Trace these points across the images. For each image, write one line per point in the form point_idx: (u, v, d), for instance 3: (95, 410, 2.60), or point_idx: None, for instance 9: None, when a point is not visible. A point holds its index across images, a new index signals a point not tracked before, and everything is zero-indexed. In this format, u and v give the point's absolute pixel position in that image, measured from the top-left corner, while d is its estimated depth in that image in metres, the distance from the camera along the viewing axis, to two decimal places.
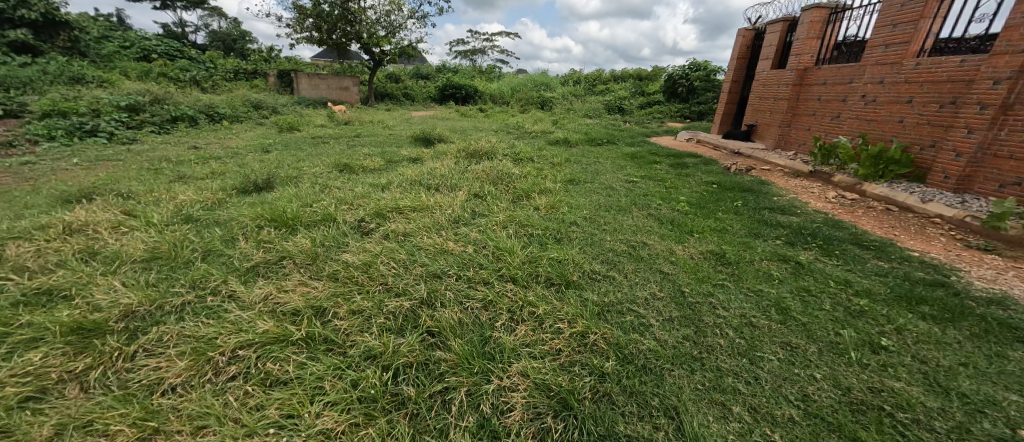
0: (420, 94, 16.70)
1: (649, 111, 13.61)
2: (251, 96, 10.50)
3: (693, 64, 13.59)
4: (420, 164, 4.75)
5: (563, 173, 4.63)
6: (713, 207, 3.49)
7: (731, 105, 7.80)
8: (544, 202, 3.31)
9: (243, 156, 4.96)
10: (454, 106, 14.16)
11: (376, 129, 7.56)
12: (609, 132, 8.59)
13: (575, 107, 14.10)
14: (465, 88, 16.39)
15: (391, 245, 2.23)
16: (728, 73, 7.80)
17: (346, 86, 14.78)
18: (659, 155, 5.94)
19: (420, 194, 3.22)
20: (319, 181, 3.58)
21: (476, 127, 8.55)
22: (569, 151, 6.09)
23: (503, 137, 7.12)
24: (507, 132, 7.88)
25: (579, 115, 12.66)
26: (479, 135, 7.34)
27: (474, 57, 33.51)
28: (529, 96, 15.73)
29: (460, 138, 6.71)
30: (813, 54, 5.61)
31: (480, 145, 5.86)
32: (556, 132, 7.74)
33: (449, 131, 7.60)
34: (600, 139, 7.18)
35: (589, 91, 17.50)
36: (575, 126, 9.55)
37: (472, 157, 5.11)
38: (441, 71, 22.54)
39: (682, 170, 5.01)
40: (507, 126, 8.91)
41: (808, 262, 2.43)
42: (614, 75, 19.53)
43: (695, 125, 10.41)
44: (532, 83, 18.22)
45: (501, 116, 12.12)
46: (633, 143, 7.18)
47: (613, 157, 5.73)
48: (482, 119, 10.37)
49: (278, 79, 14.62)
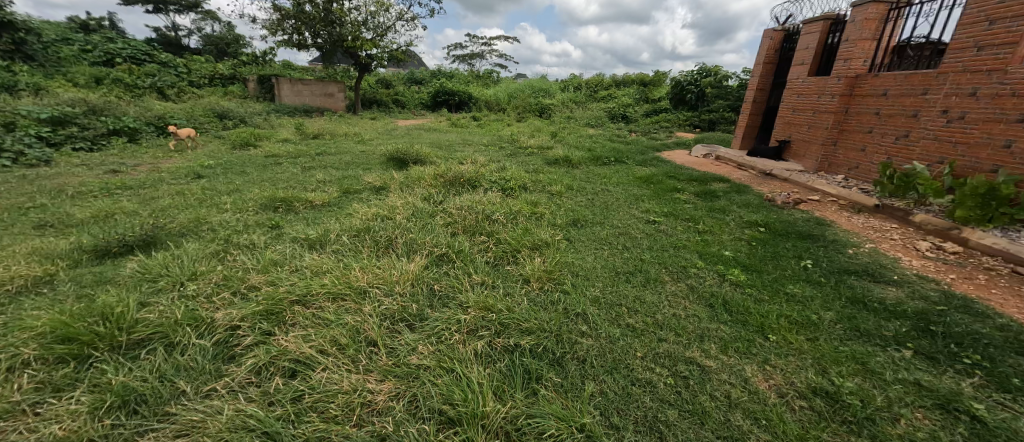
0: (411, 101, 15.75)
1: (655, 120, 12.61)
2: (221, 105, 9.56)
3: (702, 69, 12.62)
4: (383, 197, 3.75)
5: (562, 209, 3.66)
6: (773, 270, 2.50)
7: (756, 117, 6.80)
8: (536, 269, 2.32)
9: (163, 184, 3.97)
10: (446, 114, 13.20)
11: (349, 144, 6.60)
12: (614, 147, 7.62)
13: (575, 115, 13.13)
14: (459, 94, 15.42)
15: (254, 407, 1.23)
16: (751, 80, 6.81)
17: (331, 92, 13.86)
18: (678, 179, 4.96)
19: (358, 259, 2.23)
20: (229, 232, 2.61)
21: (465, 141, 7.58)
22: (570, 173, 5.13)
23: (493, 155, 6.15)
24: (498, 148, 6.91)
25: (580, 124, 11.71)
26: (466, 151, 6.38)
27: (472, 61, 32.70)
28: (527, 104, 14.75)
29: (443, 157, 5.74)
30: (867, 59, 4.63)
31: (464, 167, 4.89)
32: (554, 148, 6.78)
33: (432, 146, 6.63)
34: (605, 156, 6.21)
35: (591, 97, 16.51)
36: (576, 138, 8.58)
37: (450, 185, 4.14)
38: (436, 76, 21.56)
39: (710, 203, 4.03)
40: (500, 140, 7.95)
41: (987, 412, 1.42)
42: (616, 80, 18.59)
43: (708, 137, 9.43)
44: (530, 88, 17.26)
45: (496, 125, 11.16)
46: (644, 161, 6.21)
47: (623, 182, 4.76)
48: (474, 131, 9.40)
49: (258, 84, 13.64)
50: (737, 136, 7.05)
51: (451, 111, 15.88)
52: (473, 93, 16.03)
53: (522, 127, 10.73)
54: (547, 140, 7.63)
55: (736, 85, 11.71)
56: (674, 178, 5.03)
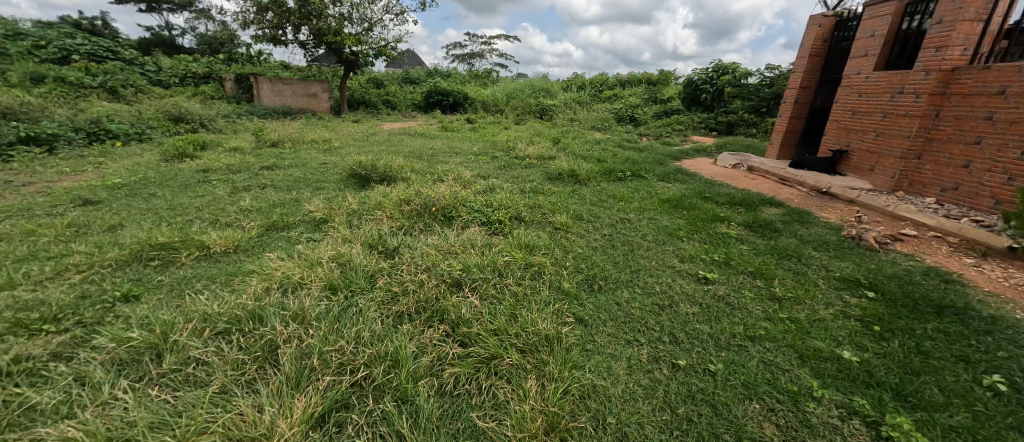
0: (403, 102, 14.71)
1: (666, 123, 11.52)
2: (183, 106, 8.55)
3: (719, 67, 11.48)
4: (317, 237, 2.69)
5: (570, 257, 2.58)
6: (950, 404, 1.42)
7: (797, 121, 5.72)
8: (529, 418, 1.25)
9: (23, 215, 2.92)
10: (438, 116, 12.14)
11: (312, 152, 5.54)
12: (627, 155, 6.54)
13: (579, 116, 12.05)
14: (453, 94, 14.35)
15: None
16: (792, 78, 5.72)
17: (314, 92, 12.84)
18: (715, 201, 3.88)
19: (183, 419, 1.15)
20: (10, 325, 1.54)
21: (452, 148, 6.52)
22: (577, 194, 4.04)
23: (482, 168, 5.08)
24: (490, 158, 5.85)
25: (584, 127, 10.63)
26: (450, 163, 5.33)
27: (471, 61, 31.62)
28: (526, 104, 13.69)
29: (419, 172, 4.68)
30: (969, 46, 3.55)
31: (440, 188, 3.82)
32: (556, 158, 5.71)
33: (410, 156, 5.57)
34: (618, 168, 5.14)
35: (595, 97, 15.41)
36: (582, 144, 7.51)
37: (416, 216, 3.07)
38: (431, 75, 20.52)
39: (772, 241, 2.95)
40: (493, 146, 6.89)
41: None
42: (621, 79, 17.50)
43: (729, 143, 8.35)
44: (530, 88, 16.19)
45: (491, 129, 10.11)
46: (665, 174, 5.13)
47: (646, 207, 3.68)
48: (465, 136, 8.35)
49: (236, 84, 12.62)
50: (773, 144, 5.97)
51: (445, 112, 14.83)
52: (469, 93, 14.96)
53: (520, 131, 9.68)
54: (547, 147, 6.56)
55: (757, 84, 10.59)
56: (711, 199, 3.94)
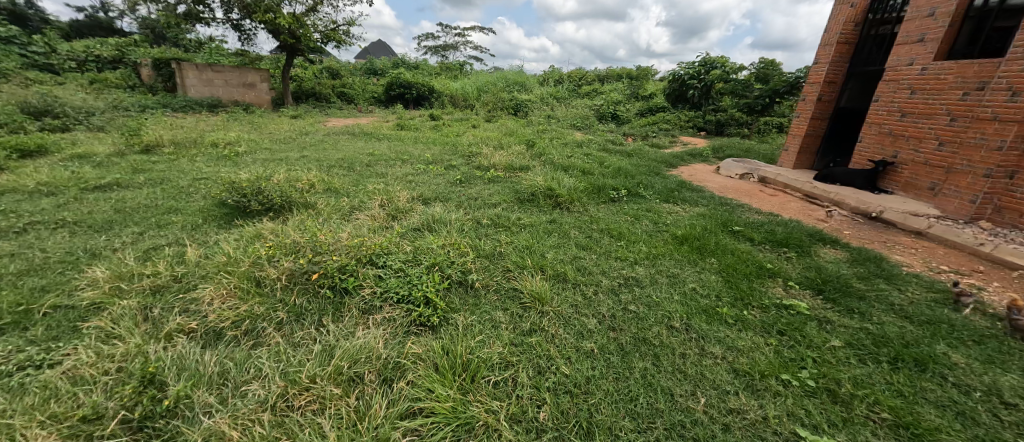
0: (360, 94, 13.10)
1: (651, 123, 10.52)
2: (61, 95, 6.77)
3: (708, 61, 10.52)
4: (45, 360, 1.34)
5: (548, 392, 1.36)
6: None
7: (818, 124, 4.73)
8: None
9: None
10: (398, 112, 10.71)
11: (196, 161, 4.06)
12: (615, 162, 5.39)
13: (556, 113, 10.87)
14: (417, 87, 12.81)
15: None
16: (812, 71, 4.71)
17: (252, 82, 11.07)
18: (751, 238, 2.75)
19: None
20: None
21: (398, 154, 5.16)
22: (558, 230, 2.83)
23: (429, 185, 3.79)
24: (446, 168, 4.54)
25: (562, 126, 9.48)
26: (388, 177, 4.00)
27: (443, 52, 29.91)
28: (499, 99, 12.36)
29: (337, 194, 3.34)
30: None
31: (350, 228, 2.50)
32: (529, 168, 4.48)
33: (338, 167, 4.20)
34: (610, 182, 3.95)
35: (573, 93, 14.24)
36: (561, 148, 6.32)
37: (280, 293, 1.76)
38: (396, 66, 18.78)
39: (872, 324, 1.83)
40: (453, 150, 5.58)
41: None
42: (600, 74, 16.49)
43: (726, 147, 7.36)
44: (504, 80, 14.89)
45: (456, 127, 8.76)
46: (668, 191, 4.01)
47: (657, 252, 2.52)
48: (423, 136, 7.02)
49: (154, 70, 10.69)
50: (788, 150, 4.96)
51: (408, 107, 13.31)
52: (435, 86, 13.48)
53: (489, 130, 8.42)
54: (519, 153, 5.33)
55: (748, 79, 9.75)
56: (743, 235, 2.81)
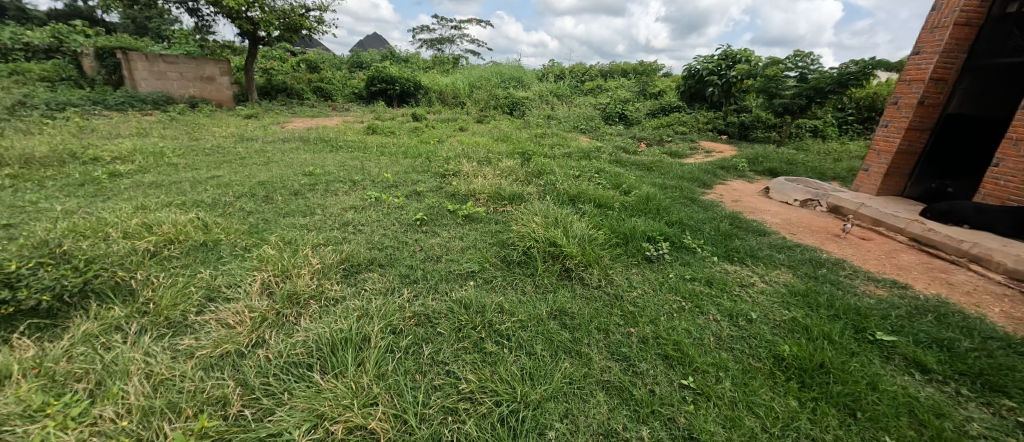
0: (338, 90, 11.76)
1: (664, 125, 9.27)
2: None
3: (729, 54, 9.25)
4: None
5: None
6: None
7: (916, 137, 3.50)
8: None
9: None
10: (378, 111, 9.43)
11: (36, 190, 2.79)
12: (636, 183, 4.17)
13: (557, 113, 9.59)
14: (401, 82, 11.46)
15: None
16: (911, 65, 3.47)
17: (211, 76, 9.71)
18: (923, 363, 1.51)
19: None
20: None
21: (351, 172, 3.89)
22: (570, 343, 1.59)
23: (371, 234, 2.54)
24: (407, 198, 3.27)
25: (564, 129, 8.21)
26: (316, 217, 2.74)
27: (438, 45, 28.39)
28: (493, 96, 11.05)
29: (211, 257, 2.07)
30: None
31: (156, 372, 1.25)
32: (523, 198, 3.22)
33: (249, 199, 2.94)
34: (640, 224, 2.71)
35: (575, 89, 12.91)
36: (565, 160, 5.08)
37: None
38: (383, 59, 17.36)
39: None
40: (426, 165, 4.32)
41: None
42: (604, 69, 15.17)
43: (762, 158, 6.11)
44: (500, 75, 13.56)
45: (441, 130, 7.48)
46: (723, 236, 2.76)
47: (769, 415, 1.27)
48: (396, 143, 5.75)
49: (98, 61, 9.33)
50: (869, 170, 3.73)
51: (391, 105, 11.89)
52: (423, 81, 12.13)
53: (479, 134, 7.16)
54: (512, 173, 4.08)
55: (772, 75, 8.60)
56: (901, 353, 1.57)
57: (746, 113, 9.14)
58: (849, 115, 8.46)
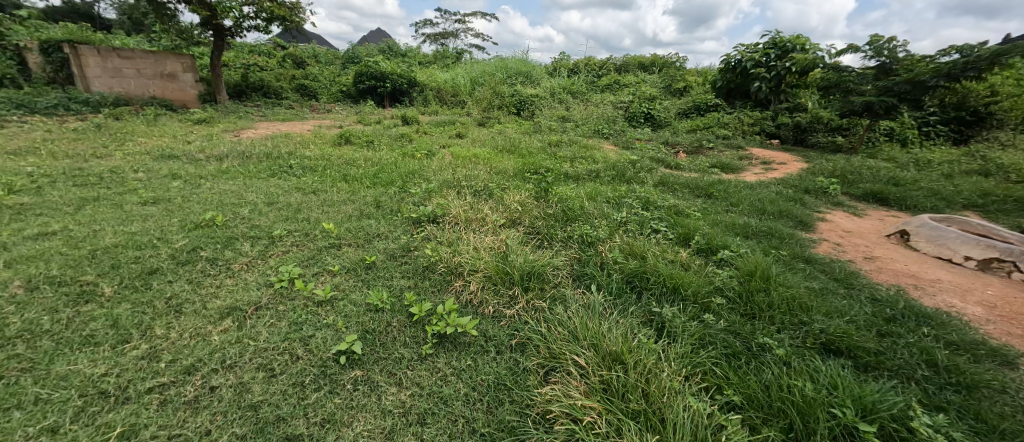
0: (323, 87, 10.43)
1: (701, 128, 7.82)
2: None
3: (778, 42, 8.09)
4: None
5: None
6: None
7: None
8: None
9: None
10: (364, 113, 8.09)
11: None
12: (712, 229, 2.76)
13: (573, 114, 8.15)
14: (393, 78, 10.10)
15: None
16: None
17: (174, 73, 8.38)
18: None
19: None
20: None
21: (279, 217, 2.52)
22: None
23: (229, 411, 1.17)
24: (345, 280, 1.89)
25: (584, 134, 6.81)
26: (138, 352, 1.36)
27: (439, 39, 26.91)
28: (497, 94, 9.62)
29: None
30: None
31: None
32: (546, 284, 1.84)
33: (46, 299, 1.58)
34: (795, 371, 1.32)
35: (591, 85, 11.46)
36: (595, 188, 3.69)
37: None
38: (378, 54, 15.97)
39: None
40: (397, 201, 2.93)
41: None
42: (621, 62, 13.64)
43: (850, 175, 4.65)
44: (505, 69, 12.12)
45: (434, 137, 6.12)
46: (964, 389, 1.35)
47: None
48: (371, 159, 4.39)
49: (44, 56, 8.06)
50: None
51: (382, 104, 10.52)
52: (419, 77, 10.74)
53: (480, 142, 5.80)
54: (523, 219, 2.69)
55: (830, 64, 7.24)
56: None
57: (800, 113, 7.64)
58: (930, 114, 7.15)
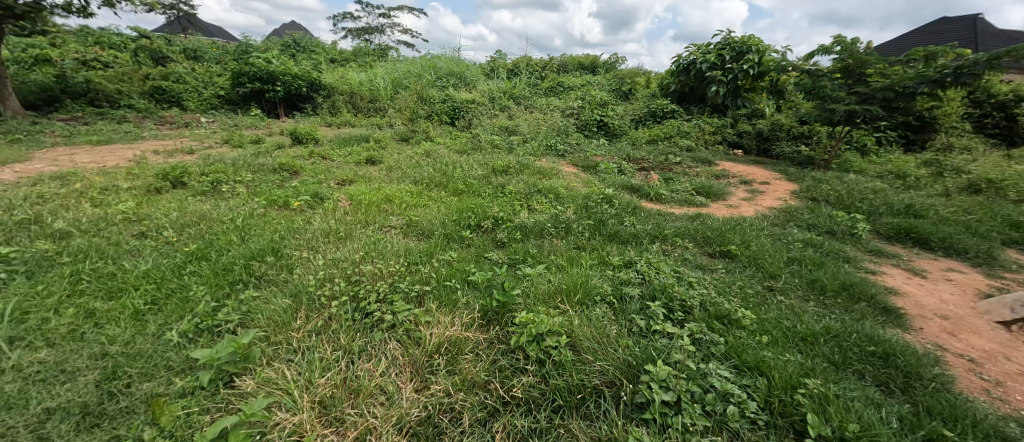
0: (189, 90, 7.91)
1: (661, 137, 6.91)
2: None
3: (730, 43, 7.52)
4: None
5: None
6: None
7: None
8: None
9: None
10: (242, 128, 6.01)
11: None
12: (810, 370, 1.53)
13: (518, 124, 6.79)
14: (289, 80, 7.96)
15: None
16: None
17: None
18: None
19: None
20: None
21: None
22: None
23: None
24: None
25: (534, 152, 5.49)
26: None
27: (359, 35, 24.12)
28: (424, 100, 7.96)
29: None
30: None
31: None
32: None
33: None
34: None
35: (532, 87, 10.22)
36: (573, 264, 2.33)
37: None
38: (278, 50, 13.28)
39: None
40: (170, 377, 1.28)
41: None
42: (562, 61, 12.63)
43: (858, 203, 3.87)
44: (434, 68, 10.42)
45: (332, 165, 4.38)
46: None
47: None
48: (201, 219, 2.62)
49: None
50: None
51: (276, 112, 8.29)
52: (325, 78, 8.69)
53: (397, 172, 4.20)
54: (462, 416, 1.22)
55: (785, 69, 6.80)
56: None
57: (759, 120, 7.08)
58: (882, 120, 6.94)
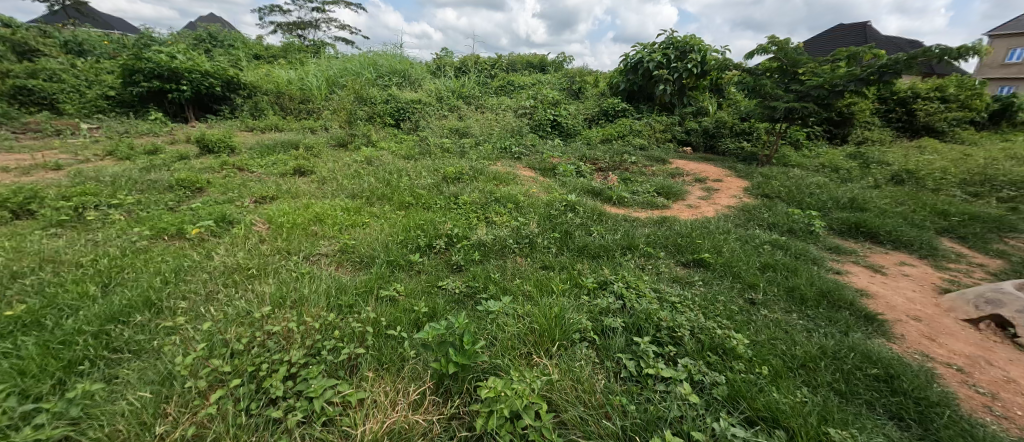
0: (67, 90, 6.56)
1: (614, 136, 6.86)
2: None
3: (674, 42, 7.67)
4: None
5: None
6: None
7: None
8: None
9: None
10: (136, 135, 5.01)
11: None
12: (825, 410, 1.33)
13: (469, 125, 6.39)
14: (200, 78, 6.89)
15: None
16: None
17: None
18: None
19: None
20: None
21: None
22: None
23: None
24: None
25: (488, 155, 5.13)
26: None
27: (290, 30, 22.19)
28: (365, 100, 7.28)
29: None
30: None
31: None
32: None
33: None
34: None
35: (481, 86, 9.84)
36: (543, 291, 2.01)
37: None
38: (189, 44, 11.67)
39: None
40: None
41: None
42: (511, 60, 12.36)
43: (808, 199, 3.95)
44: (375, 66, 9.67)
45: (250, 178, 3.70)
46: None
47: None
48: (48, 262, 1.95)
49: None
50: None
51: (186, 115, 7.15)
52: (246, 77, 7.67)
53: (332, 185, 3.63)
54: None
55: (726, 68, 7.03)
56: None
57: (704, 118, 7.28)
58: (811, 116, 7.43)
